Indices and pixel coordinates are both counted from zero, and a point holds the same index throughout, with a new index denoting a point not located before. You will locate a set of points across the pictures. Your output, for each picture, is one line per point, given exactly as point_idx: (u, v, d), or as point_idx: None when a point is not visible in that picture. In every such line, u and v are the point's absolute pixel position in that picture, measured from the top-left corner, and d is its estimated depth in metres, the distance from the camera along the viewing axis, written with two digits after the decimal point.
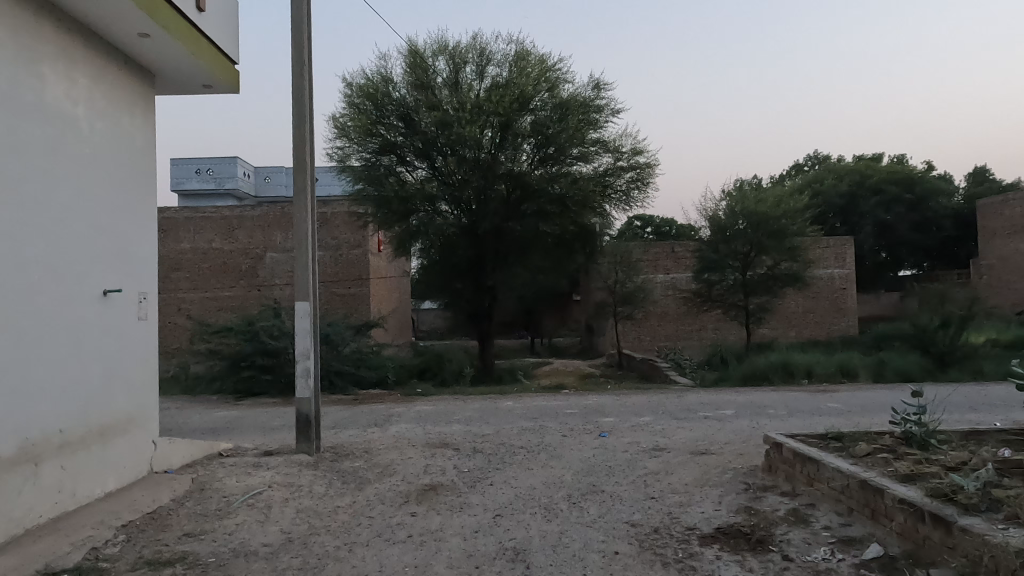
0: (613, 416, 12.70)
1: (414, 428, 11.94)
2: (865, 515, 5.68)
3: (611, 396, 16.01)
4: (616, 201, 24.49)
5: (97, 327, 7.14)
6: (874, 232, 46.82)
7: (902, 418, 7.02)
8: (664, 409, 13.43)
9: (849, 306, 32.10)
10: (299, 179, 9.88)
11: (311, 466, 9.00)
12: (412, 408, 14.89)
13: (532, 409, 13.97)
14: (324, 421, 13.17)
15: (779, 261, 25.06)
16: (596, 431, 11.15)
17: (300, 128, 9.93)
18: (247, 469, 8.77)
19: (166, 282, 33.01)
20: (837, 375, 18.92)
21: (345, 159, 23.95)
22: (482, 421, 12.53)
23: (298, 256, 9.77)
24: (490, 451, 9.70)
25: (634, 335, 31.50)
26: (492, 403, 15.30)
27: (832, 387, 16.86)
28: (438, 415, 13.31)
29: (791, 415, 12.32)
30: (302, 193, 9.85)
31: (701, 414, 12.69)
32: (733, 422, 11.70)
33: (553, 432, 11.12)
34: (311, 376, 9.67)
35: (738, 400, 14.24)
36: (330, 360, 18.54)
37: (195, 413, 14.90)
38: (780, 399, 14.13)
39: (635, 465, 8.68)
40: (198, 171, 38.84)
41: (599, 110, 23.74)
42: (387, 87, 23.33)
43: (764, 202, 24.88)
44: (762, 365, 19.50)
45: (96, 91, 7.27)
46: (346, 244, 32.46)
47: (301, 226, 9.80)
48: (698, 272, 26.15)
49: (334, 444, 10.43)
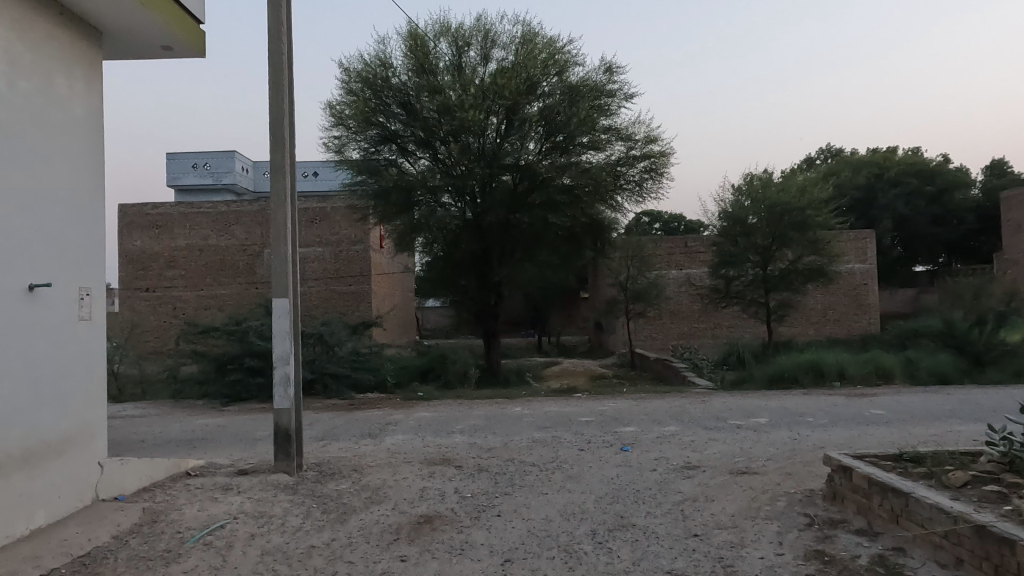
0: (633, 425, 11.39)
1: (412, 440, 10.67)
2: (985, 572, 4.42)
3: (628, 400, 14.71)
4: (628, 193, 23.21)
5: (17, 331, 5.85)
6: (893, 226, 45.31)
7: (1003, 437, 5.82)
8: (688, 416, 12.13)
9: (872, 302, 30.67)
10: (276, 158, 8.63)
11: (289, 491, 7.70)
12: (412, 415, 13.60)
13: (543, 416, 12.68)
14: (313, 431, 11.91)
15: (801, 255, 23.71)
16: (618, 444, 9.86)
17: (277, 98, 8.66)
18: (214, 495, 7.50)
19: (161, 280, 31.86)
20: (871, 377, 17.55)
21: (342, 149, 22.80)
22: (488, 431, 11.24)
23: (275, 247, 8.52)
24: (497, 470, 8.40)
25: (646, 333, 30.20)
26: (499, 409, 13.99)
27: (869, 389, 15.54)
28: (440, 425, 12.04)
29: (834, 424, 11.01)
30: (281, 174, 8.62)
31: (733, 423, 11.40)
32: (770, 433, 10.40)
33: (569, 445, 9.83)
34: (290, 384, 8.39)
35: (768, 407, 12.94)
36: (324, 362, 17.25)
37: (175, 421, 13.67)
38: (815, 406, 12.81)
39: (668, 489, 7.38)
40: (195, 166, 37.89)
41: (611, 95, 22.43)
42: (386, 72, 22.05)
43: (787, 191, 23.48)
44: (788, 366, 18.11)
45: (19, 44, 6.01)
46: (346, 240, 31.35)
47: (278, 213, 8.58)
48: (716, 267, 24.80)
49: (320, 461, 9.16)
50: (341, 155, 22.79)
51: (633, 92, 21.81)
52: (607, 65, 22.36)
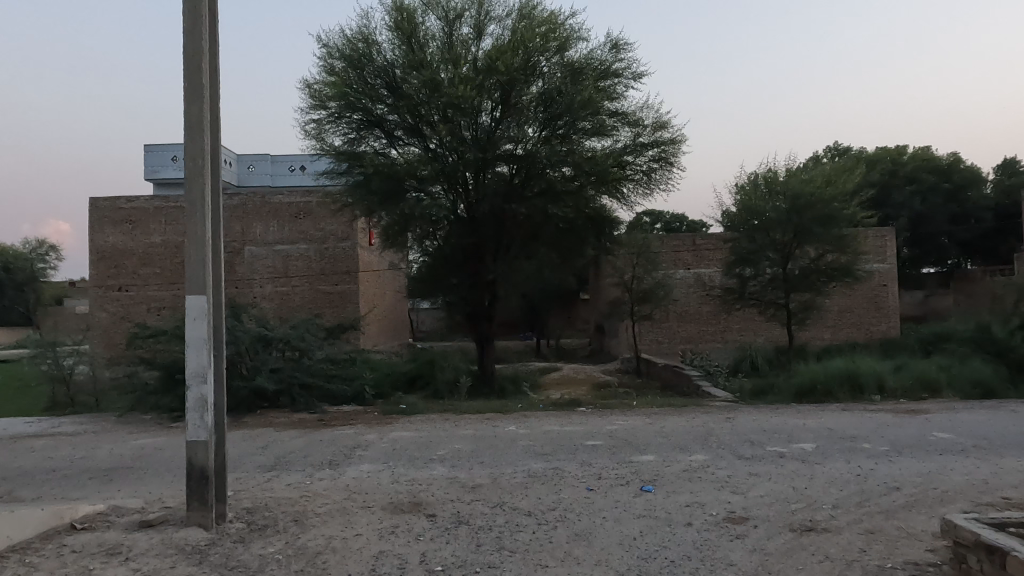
0: (651, 453, 9.31)
1: (379, 472, 8.60)
2: None
3: (641, 418, 12.69)
4: (635, 183, 21.16)
5: None
6: (909, 224, 43.46)
7: None
8: (716, 440, 10.10)
9: (891, 304, 28.72)
10: (192, 111, 6.55)
11: (195, 557, 5.65)
12: (387, 435, 11.55)
13: (543, 438, 10.66)
14: (265, 458, 9.88)
15: (823, 252, 21.75)
16: (638, 482, 7.78)
17: (192, 31, 6.58)
18: (88, 564, 5.45)
19: (134, 278, 29.79)
20: (913, 390, 15.50)
21: (322, 135, 20.76)
22: (476, 459, 9.21)
23: (188, 228, 6.46)
24: (482, 523, 6.36)
25: (651, 337, 28.19)
26: (491, 428, 11.95)
27: (915, 404, 13.52)
28: (420, 450, 10.01)
29: (899, 453, 8.98)
30: (198, 131, 6.54)
31: (773, 450, 9.37)
32: (826, 466, 8.37)
33: (575, 483, 7.79)
34: (208, 409, 6.31)
35: (807, 428, 10.90)
36: (294, 372, 15.16)
37: (107, 441, 11.61)
38: (864, 428, 10.78)
39: (717, 560, 5.34)
40: (174, 158, 36.00)
41: (616, 75, 20.36)
42: (370, 49, 19.98)
43: (813, 182, 21.46)
44: (820, 376, 15.90)
45: None
46: (332, 237, 29.42)
47: (192, 184, 6.51)
48: (730, 266, 22.84)
49: (252, 506, 7.08)
50: (321, 141, 20.76)
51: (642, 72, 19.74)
52: (613, 41, 20.30)
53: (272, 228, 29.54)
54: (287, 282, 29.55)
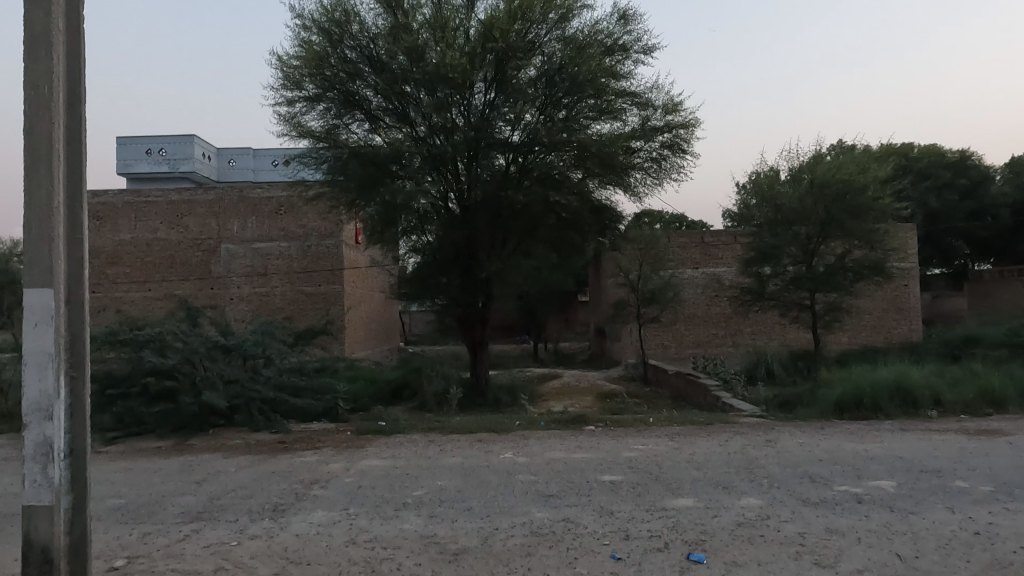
0: (689, 495, 7.21)
1: (333, 527, 6.47)
2: None
3: (664, 440, 10.63)
4: (644, 172, 19.17)
5: None
6: (921, 222, 41.67)
7: None
8: (765, 476, 8.02)
9: (912, 306, 26.72)
10: (36, 16, 4.40)
11: None
12: (355, 465, 9.45)
13: (546, 470, 8.59)
14: (195, 501, 7.72)
15: (850, 248, 19.71)
16: (685, 547, 5.66)
17: None
18: None
19: (101, 278, 27.48)
20: (965, 405, 13.48)
21: (296, 117, 18.71)
22: (463, 505, 7.14)
23: (31, 190, 4.37)
24: None
25: (658, 340, 26.10)
26: (482, 454, 9.88)
27: (982, 422, 11.47)
28: (392, 488, 7.95)
29: (1011, 497, 6.91)
30: (42, 50, 4.40)
31: (844, 490, 7.29)
32: (929, 517, 6.29)
33: (597, 548, 5.67)
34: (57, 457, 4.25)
35: (872, 457, 8.82)
36: (253, 385, 12.99)
37: (11, 473, 9.42)
38: (943, 458, 8.69)
39: None
40: (148, 151, 33.31)
41: (623, 51, 18.32)
42: (349, 20, 17.85)
43: (843, 169, 19.36)
44: (866, 388, 13.72)
45: None
46: (315, 234, 27.36)
47: (35, 123, 4.38)
48: (748, 263, 20.81)
49: None
50: (296, 124, 18.68)
51: (652, 45, 17.73)
52: (620, 12, 18.26)
53: (251, 225, 27.43)
54: (266, 282, 27.42)
